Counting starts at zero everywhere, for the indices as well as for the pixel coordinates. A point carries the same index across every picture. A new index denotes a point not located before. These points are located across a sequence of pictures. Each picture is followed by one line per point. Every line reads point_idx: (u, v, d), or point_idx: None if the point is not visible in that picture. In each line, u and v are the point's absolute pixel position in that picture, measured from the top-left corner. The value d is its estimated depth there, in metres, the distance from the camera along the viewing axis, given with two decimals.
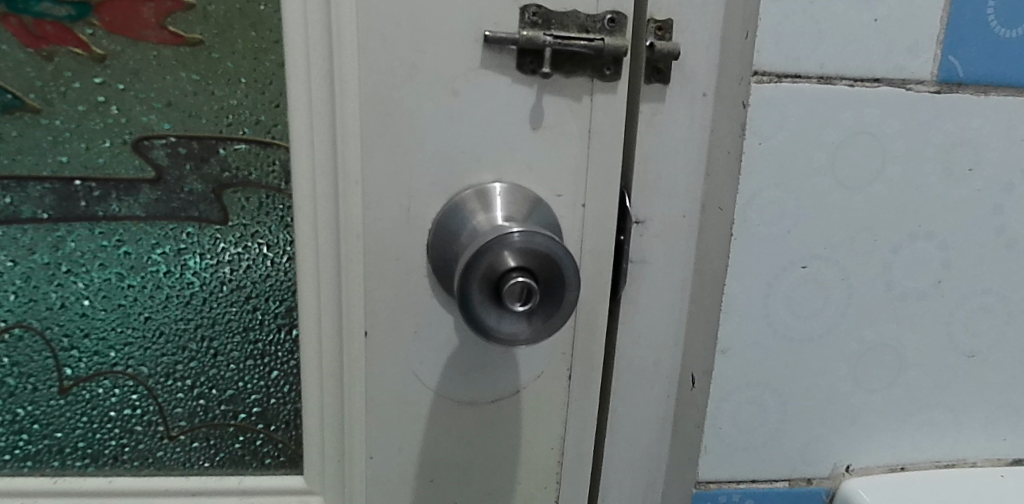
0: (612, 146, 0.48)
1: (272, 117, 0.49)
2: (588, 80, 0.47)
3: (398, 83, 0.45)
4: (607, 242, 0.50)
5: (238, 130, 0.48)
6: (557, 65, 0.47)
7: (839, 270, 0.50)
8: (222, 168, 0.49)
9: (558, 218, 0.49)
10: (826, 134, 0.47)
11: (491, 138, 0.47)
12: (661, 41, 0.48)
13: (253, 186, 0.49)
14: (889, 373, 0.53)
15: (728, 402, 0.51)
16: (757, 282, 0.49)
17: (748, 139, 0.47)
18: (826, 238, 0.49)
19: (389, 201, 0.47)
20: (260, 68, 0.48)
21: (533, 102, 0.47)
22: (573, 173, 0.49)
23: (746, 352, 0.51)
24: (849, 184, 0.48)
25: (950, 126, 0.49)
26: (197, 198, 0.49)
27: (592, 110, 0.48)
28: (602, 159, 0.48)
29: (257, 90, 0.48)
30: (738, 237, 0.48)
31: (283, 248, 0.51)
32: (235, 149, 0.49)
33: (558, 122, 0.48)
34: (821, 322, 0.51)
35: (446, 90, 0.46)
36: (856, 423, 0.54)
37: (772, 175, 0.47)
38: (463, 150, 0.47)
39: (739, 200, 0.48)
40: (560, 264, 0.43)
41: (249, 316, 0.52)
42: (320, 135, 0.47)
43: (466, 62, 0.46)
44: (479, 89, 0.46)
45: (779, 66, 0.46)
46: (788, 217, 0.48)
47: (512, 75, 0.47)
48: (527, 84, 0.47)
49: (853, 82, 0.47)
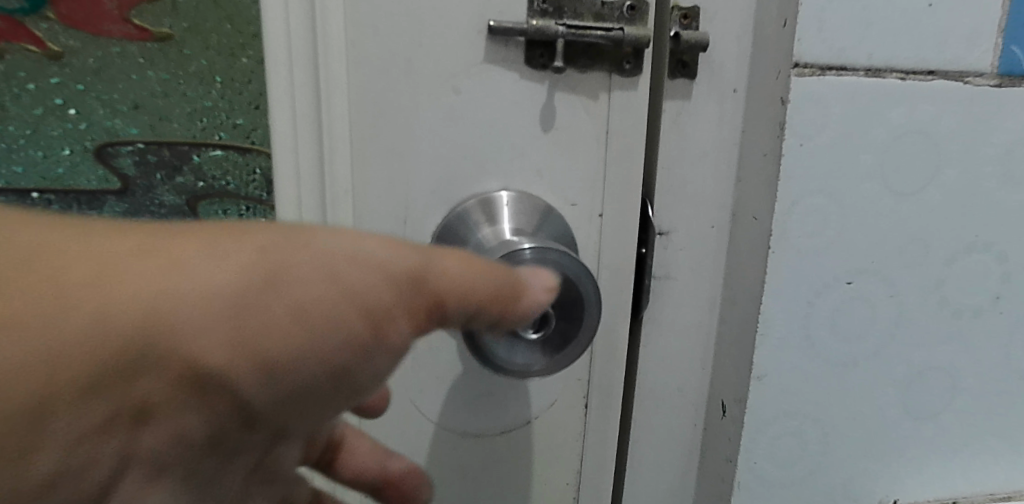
0: (633, 149, 0.43)
1: (252, 120, 0.43)
2: (604, 76, 0.42)
3: (393, 80, 0.40)
4: (627, 257, 0.45)
5: (213, 134, 0.43)
6: (570, 59, 0.42)
7: (887, 286, 0.45)
8: (196, 177, 0.44)
9: (571, 230, 0.44)
10: (874, 134, 0.42)
11: (496, 141, 0.42)
12: (688, 31, 0.42)
13: (232, 198, 0.44)
14: (943, 400, 0.47)
15: (763, 434, 0.46)
16: (798, 301, 0.44)
17: (788, 140, 0.41)
18: (873, 249, 0.44)
19: (384, 213, 0.42)
20: (237, 66, 0.42)
21: (544, 100, 0.42)
22: (589, 180, 0.43)
23: (784, 379, 0.45)
24: (899, 190, 0.43)
25: (1011, 124, 0.44)
26: (168, 211, 0.45)
27: (610, 110, 0.42)
28: (622, 165, 0.43)
29: (234, 90, 0.42)
30: (776, 251, 0.43)
31: None
32: (210, 156, 0.44)
33: (571, 123, 0.42)
34: (868, 343, 0.46)
35: (446, 88, 0.41)
36: (906, 456, 0.48)
37: (814, 180, 0.42)
38: (465, 155, 0.42)
39: (778, 210, 0.42)
40: (578, 284, 0.38)
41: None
42: (304, 139, 0.41)
43: (468, 56, 0.40)
44: (482, 87, 0.41)
45: (821, 57, 0.41)
46: (831, 227, 0.43)
47: (519, 71, 0.41)
48: (537, 80, 0.41)
49: (904, 75, 0.42)
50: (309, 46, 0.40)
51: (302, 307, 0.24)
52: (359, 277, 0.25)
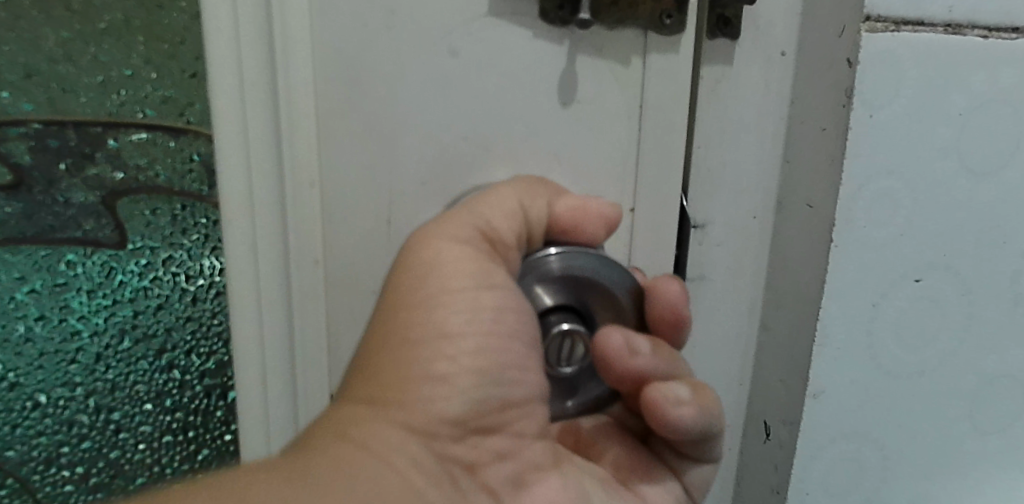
0: (674, 125, 0.35)
1: (186, 93, 0.34)
2: (638, 34, 0.34)
3: (376, 37, 0.31)
4: (662, 257, 0.37)
5: (134, 111, 0.35)
6: (597, 11, 0.33)
7: (959, 282, 0.38)
8: (115, 166, 0.37)
9: None
10: (953, 103, 0.35)
11: (501, 116, 0.33)
12: None
13: (163, 193, 0.37)
14: (1013, 412, 0.41)
15: (818, 460, 0.39)
16: (861, 303, 0.37)
17: (856, 109, 0.34)
18: (946, 240, 0.37)
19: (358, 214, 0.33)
20: (166, 22, 0.34)
21: (565, 67, 0.33)
22: (618, 167, 0.35)
23: (841, 395, 0.38)
24: (975, 169, 0.37)
25: None
26: (78, 210, 0.38)
27: (645, 76, 0.34)
28: (658, 145, 0.35)
29: (164, 54, 0.34)
30: (838, 243, 0.36)
31: (209, 280, 0.37)
32: (133, 139, 0.36)
33: (600, 94, 0.34)
34: (935, 350, 0.39)
35: (439, 49, 0.32)
36: (970, 477, 0.42)
37: (883, 158, 0.35)
38: (463, 136, 0.33)
39: (845, 193, 0.35)
40: (597, 276, 0.32)
41: (165, 383, 0.39)
42: (256, 117, 0.33)
43: (467, 8, 0.32)
44: (485, 48, 0.32)
45: (895, 9, 0.33)
46: (900, 213, 0.36)
47: (533, 28, 0.32)
48: (554, 40, 0.33)
49: (989, 31, 0.35)
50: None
51: (493, 369, 0.31)
52: (490, 217, 0.31)
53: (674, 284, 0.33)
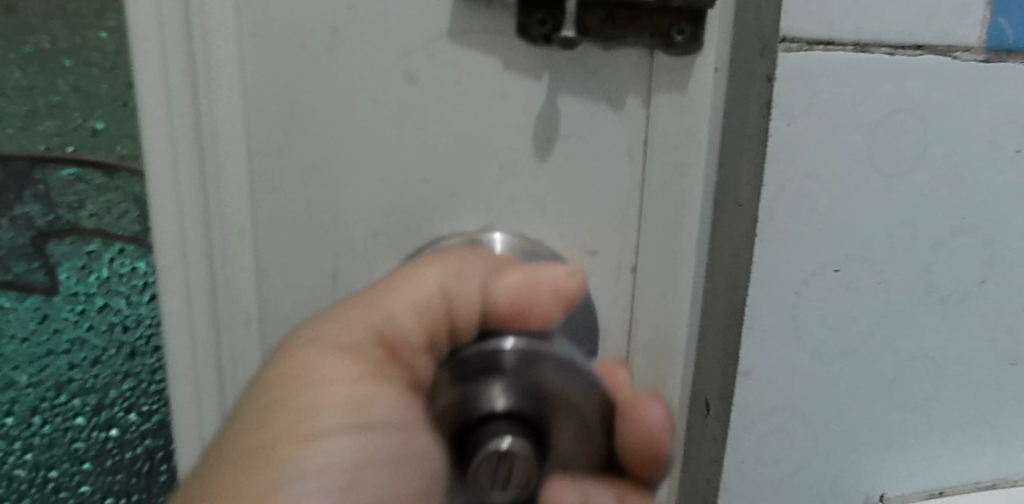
0: (687, 169, 0.40)
1: (114, 123, 0.51)
2: (640, 53, 0.38)
3: (372, 61, 0.36)
4: (661, 284, 0.42)
5: (65, 147, 0.52)
6: (585, 31, 0.37)
7: (874, 272, 0.43)
8: (49, 199, 0.53)
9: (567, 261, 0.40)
10: (863, 112, 0.40)
11: (457, 133, 0.38)
12: (687, 36, 0.38)
13: (97, 235, 0.53)
14: (929, 388, 0.46)
15: (751, 432, 0.44)
16: (784, 290, 0.42)
17: (774, 119, 0.39)
18: (862, 235, 0.42)
19: (305, 219, 0.38)
20: (107, 76, 0.49)
21: (537, 96, 0.38)
22: (627, 200, 0.40)
23: (770, 372, 0.43)
24: (886, 171, 0.41)
25: (997, 101, 0.42)
26: (29, 257, 0.54)
27: (646, 109, 0.39)
28: (667, 176, 0.40)
29: (104, 99, 0.50)
30: (761, 238, 0.40)
31: (116, 326, 0.53)
32: (59, 176, 0.52)
33: (597, 118, 0.39)
34: (856, 333, 0.44)
35: (404, 73, 0.37)
36: (892, 447, 0.47)
37: (800, 161, 0.40)
38: (424, 178, 0.38)
39: (766, 193, 0.40)
40: (549, 385, 0.34)
41: (87, 413, 0.55)
42: (185, 130, 0.38)
43: (442, 27, 0.36)
44: (448, 71, 0.37)
45: (809, 31, 0.38)
46: (819, 211, 0.41)
47: (505, 48, 0.37)
48: (533, 60, 0.37)
49: (894, 49, 0.39)
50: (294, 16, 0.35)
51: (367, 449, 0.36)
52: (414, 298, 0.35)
53: (653, 407, 0.37)
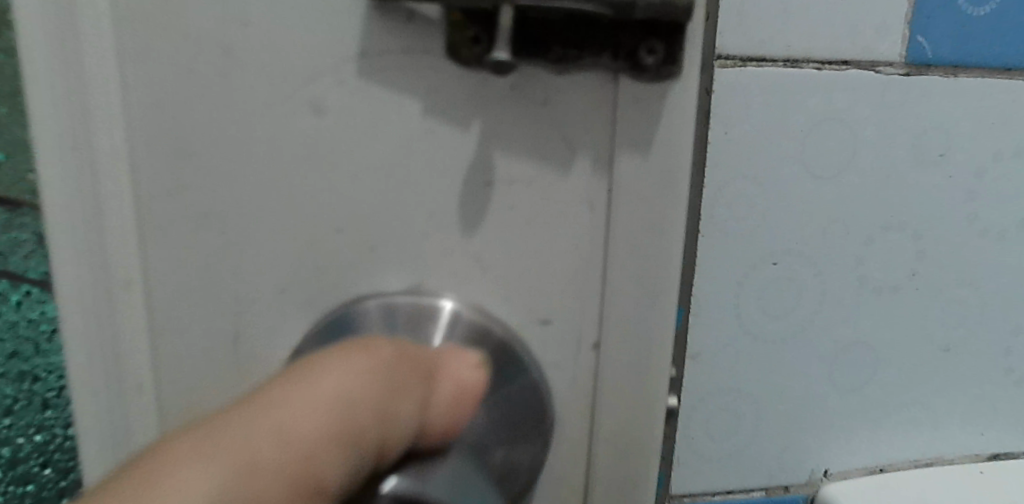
0: (665, 225, 0.34)
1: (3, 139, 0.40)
2: (607, 76, 0.32)
3: (275, 97, 0.31)
4: (632, 354, 0.35)
5: None
6: (525, 54, 0.32)
7: (811, 265, 0.47)
8: None
9: (511, 330, 0.35)
10: (796, 121, 0.45)
11: (383, 179, 0.33)
12: (661, 53, 0.32)
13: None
14: (866, 372, 0.51)
15: (701, 410, 0.48)
16: (728, 282, 0.46)
17: (713, 128, 0.43)
18: (799, 232, 0.46)
19: (212, 283, 0.33)
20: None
21: (475, 144, 0.32)
22: (586, 260, 0.34)
23: (717, 356, 0.47)
24: (819, 174, 0.46)
25: (919, 110, 0.47)
26: None
27: (613, 151, 0.33)
28: (638, 231, 0.34)
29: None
30: (704, 234, 0.45)
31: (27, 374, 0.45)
32: None
33: (551, 151, 0.33)
34: (795, 320, 0.48)
35: (310, 102, 0.31)
36: (834, 426, 0.51)
37: (738, 166, 0.44)
38: (336, 228, 0.33)
39: (708, 193, 0.44)
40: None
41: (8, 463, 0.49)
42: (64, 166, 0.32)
43: (350, 49, 0.31)
44: (364, 107, 0.32)
45: (743, 49, 0.43)
46: (757, 210, 0.45)
47: (431, 70, 0.32)
48: (465, 85, 0.32)
49: (822, 64, 0.44)
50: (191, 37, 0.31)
51: None
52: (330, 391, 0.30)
53: None
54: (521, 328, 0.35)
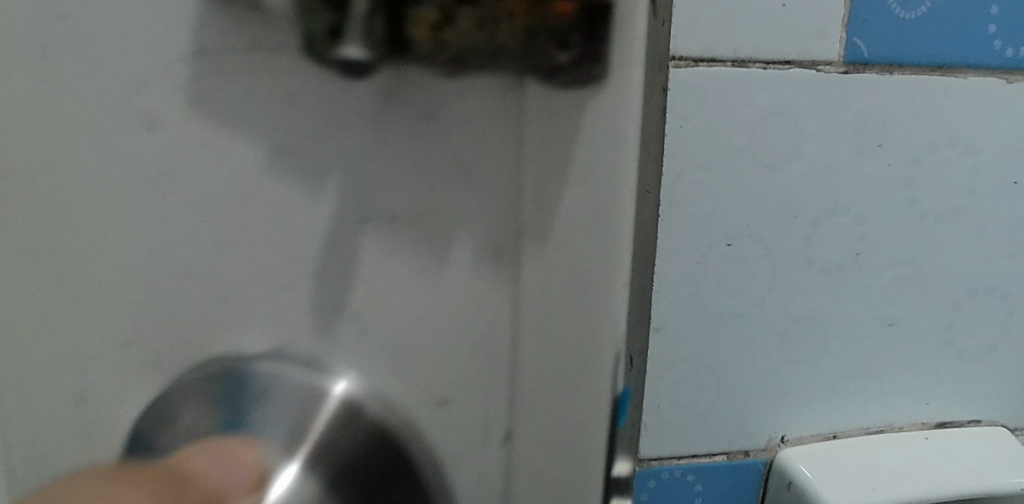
0: (593, 281, 0.29)
1: None
2: (494, 95, 0.29)
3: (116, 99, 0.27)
4: (559, 405, 0.31)
5: None
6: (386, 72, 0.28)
7: (763, 246, 0.52)
8: None
9: (399, 380, 0.30)
10: (744, 116, 0.49)
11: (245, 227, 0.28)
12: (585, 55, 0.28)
13: None
14: (816, 344, 0.55)
15: (665, 379, 0.53)
16: (687, 262, 0.51)
17: (669, 122, 0.48)
18: (750, 216, 0.51)
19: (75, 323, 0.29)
20: None
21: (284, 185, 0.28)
22: (492, 325, 0.31)
23: (678, 329, 0.52)
24: (768, 163, 0.51)
25: (859, 104, 0.52)
26: None
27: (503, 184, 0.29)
28: (552, 290, 0.30)
29: None
30: (664, 218, 0.50)
31: None
32: None
33: (430, 209, 0.29)
34: (750, 297, 0.53)
35: (144, 115, 0.27)
36: (788, 395, 0.56)
37: (692, 156, 0.49)
38: (195, 269, 0.29)
39: (667, 181, 0.49)
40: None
41: None
42: None
43: (185, 45, 0.27)
44: (202, 123, 0.27)
45: (695, 51, 0.48)
46: (712, 196, 0.50)
47: (284, 73, 0.27)
48: (325, 95, 0.27)
49: (767, 64, 0.49)
50: (115, 79, 0.27)
51: None
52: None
53: None
54: (410, 406, 0.31)
